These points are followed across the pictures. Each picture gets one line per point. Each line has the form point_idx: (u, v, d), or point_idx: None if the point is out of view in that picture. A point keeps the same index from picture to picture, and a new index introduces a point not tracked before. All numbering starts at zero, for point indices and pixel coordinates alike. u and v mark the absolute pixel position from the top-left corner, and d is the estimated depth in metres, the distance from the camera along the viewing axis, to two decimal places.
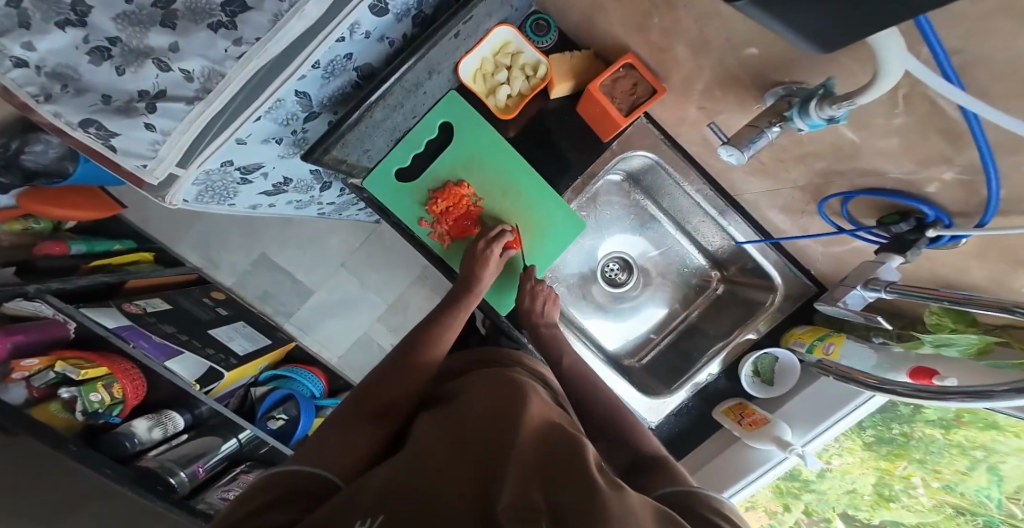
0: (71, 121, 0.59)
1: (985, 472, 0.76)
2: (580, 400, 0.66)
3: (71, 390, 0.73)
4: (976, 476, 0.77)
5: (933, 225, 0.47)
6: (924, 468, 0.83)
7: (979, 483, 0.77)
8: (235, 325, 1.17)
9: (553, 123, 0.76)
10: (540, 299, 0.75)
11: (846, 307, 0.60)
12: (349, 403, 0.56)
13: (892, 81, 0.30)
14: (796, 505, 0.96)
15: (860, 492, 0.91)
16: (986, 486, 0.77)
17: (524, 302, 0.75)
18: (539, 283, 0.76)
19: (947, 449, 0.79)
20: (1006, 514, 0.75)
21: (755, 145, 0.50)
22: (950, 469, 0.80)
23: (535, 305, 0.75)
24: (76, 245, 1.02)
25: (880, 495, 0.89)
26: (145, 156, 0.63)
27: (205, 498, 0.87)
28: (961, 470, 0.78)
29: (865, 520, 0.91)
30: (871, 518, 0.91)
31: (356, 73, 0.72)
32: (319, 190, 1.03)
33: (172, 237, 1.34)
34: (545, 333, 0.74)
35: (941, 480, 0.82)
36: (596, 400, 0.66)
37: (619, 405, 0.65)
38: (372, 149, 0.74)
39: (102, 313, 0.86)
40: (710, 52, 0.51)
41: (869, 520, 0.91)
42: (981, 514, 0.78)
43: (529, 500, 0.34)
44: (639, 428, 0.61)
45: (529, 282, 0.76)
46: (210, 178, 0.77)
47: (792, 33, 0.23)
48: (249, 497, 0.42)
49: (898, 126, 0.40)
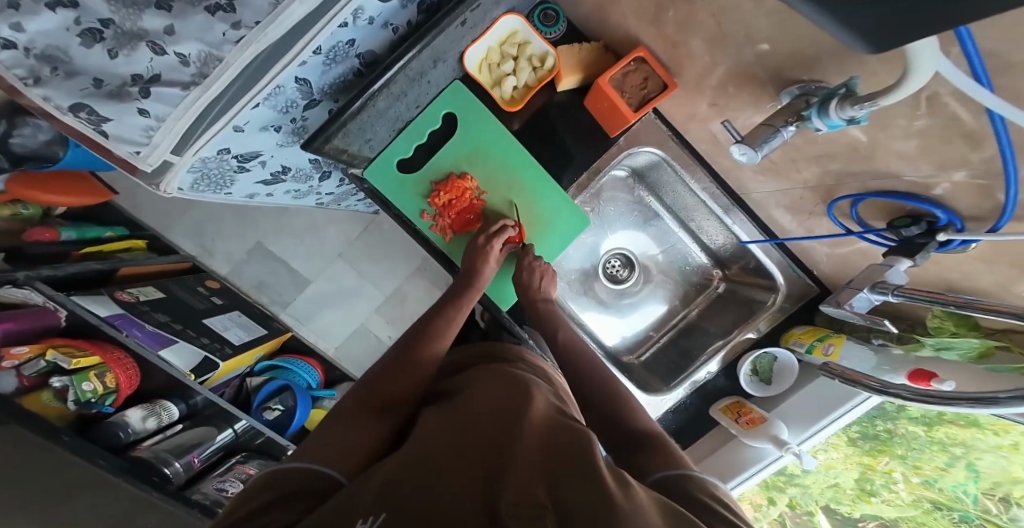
0: (62, 105, 0.57)
1: (963, 469, 0.77)
2: (574, 381, 0.64)
3: (63, 380, 0.71)
4: (954, 473, 0.78)
5: (944, 229, 0.47)
6: (905, 463, 0.84)
7: (957, 479, 0.79)
8: (231, 314, 1.16)
9: (560, 116, 0.74)
10: (536, 274, 0.74)
11: (850, 310, 0.60)
12: (351, 398, 0.56)
13: (921, 82, 0.29)
14: (781, 498, 0.97)
15: (842, 486, 0.92)
16: (963, 482, 0.78)
17: (522, 278, 0.74)
18: (536, 260, 0.75)
19: (928, 446, 0.81)
20: (981, 510, 0.76)
21: (770, 145, 0.49)
22: (931, 465, 0.81)
23: (533, 280, 0.74)
24: (66, 232, 1.00)
25: (862, 490, 0.90)
26: (138, 142, 0.61)
27: (201, 489, 0.87)
28: (941, 467, 0.80)
29: (846, 513, 0.93)
30: (852, 511, 0.92)
31: (358, 60, 0.70)
32: (318, 179, 1.01)
33: (165, 224, 1.32)
34: (542, 307, 0.73)
35: (922, 476, 0.83)
36: (588, 381, 0.64)
37: (614, 384, 0.63)
38: (374, 139, 0.73)
39: (94, 301, 0.85)
40: (727, 47, 0.50)
41: (850, 514, 0.93)
42: (958, 509, 0.79)
43: (534, 498, 0.33)
44: (634, 404, 0.60)
45: (527, 259, 0.75)
46: (206, 165, 0.75)
47: (833, 27, 0.22)
48: (250, 496, 0.42)
49: (919, 128, 0.39)
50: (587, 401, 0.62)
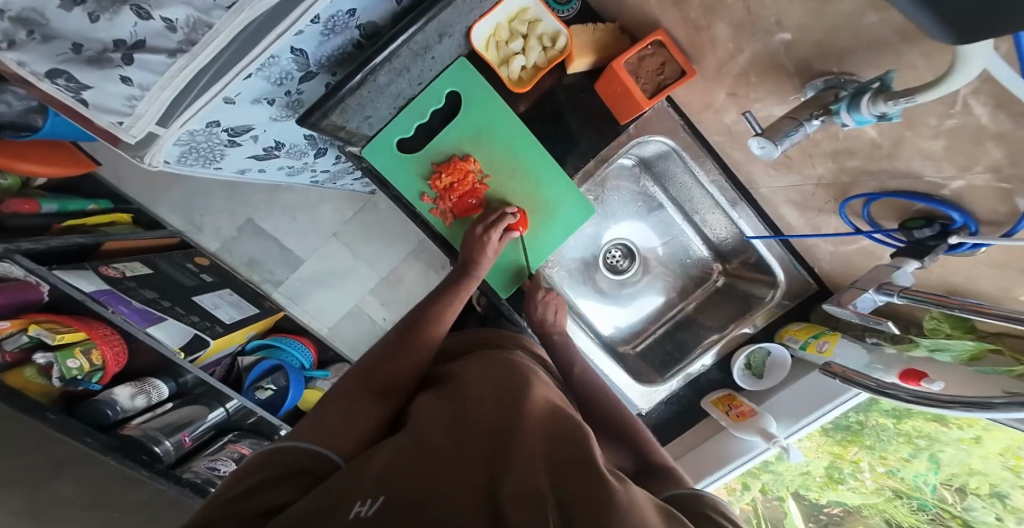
0: (37, 71, 0.52)
1: (925, 460, 0.81)
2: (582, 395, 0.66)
3: (47, 357, 0.69)
4: (916, 464, 0.83)
5: (957, 232, 0.46)
6: (872, 454, 0.88)
7: (918, 470, 0.83)
8: (221, 292, 1.13)
9: (568, 100, 0.71)
10: (551, 309, 0.76)
11: (852, 309, 0.58)
12: (350, 379, 0.55)
13: (967, 80, 0.27)
14: (754, 484, 0.98)
15: (812, 474, 0.94)
16: (925, 473, 0.82)
17: (536, 311, 0.76)
18: (548, 293, 0.77)
19: (896, 437, 0.84)
20: (938, 499, 0.81)
21: (790, 139, 0.47)
22: (896, 456, 0.85)
23: (547, 315, 0.75)
24: (47, 204, 0.95)
25: (830, 477, 0.93)
26: (120, 112, 0.57)
27: (193, 467, 0.87)
28: (905, 457, 0.84)
29: (814, 498, 0.96)
30: (819, 497, 0.95)
31: (359, 31, 0.66)
32: (313, 156, 0.97)
33: (150, 196, 1.26)
34: (558, 341, 0.75)
35: (887, 465, 0.87)
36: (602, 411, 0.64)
37: (620, 410, 0.65)
38: (374, 116, 0.68)
39: (77, 275, 0.81)
40: (754, 33, 0.48)
41: (817, 499, 0.96)
42: (917, 498, 0.84)
43: (535, 488, 0.33)
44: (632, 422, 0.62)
45: (538, 292, 0.77)
46: (194, 138, 0.71)
47: (919, 9, 0.20)
48: (245, 475, 0.41)
49: (949, 127, 0.38)
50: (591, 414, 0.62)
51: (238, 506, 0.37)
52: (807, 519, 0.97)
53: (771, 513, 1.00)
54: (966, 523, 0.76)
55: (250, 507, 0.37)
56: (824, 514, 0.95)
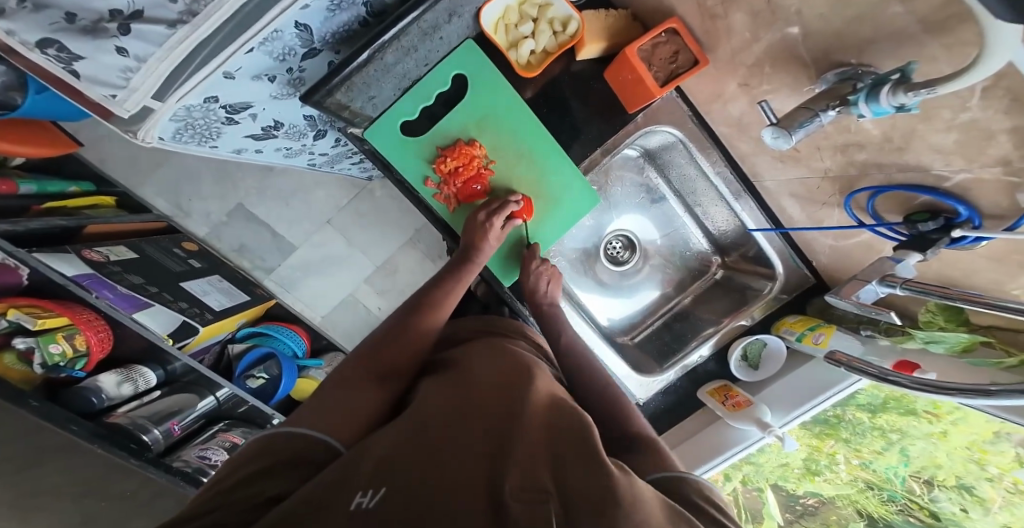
0: (27, 40, 0.50)
1: (896, 453, 0.84)
2: (578, 375, 0.64)
3: (28, 341, 0.66)
4: (888, 456, 0.85)
5: (961, 225, 0.47)
6: (847, 446, 0.90)
7: (890, 462, 0.85)
8: (211, 278, 1.10)
9: (577, 87, 0.70)
10: (543, 278, 0.72)
11: (854, 301, 0.60)
12: (349, 363, 0.53)
13: (989, 74, 0.27)
14: (735, 475, 1.01)
15: (791, 466, 0.96)
16: (895, 465, 0.85)
17: (528, 282, 0.72)
18: (543, 263, 0.73)
19: (869, 431, 0.87)
20: (906, 490, 0.85)
21: (805, 129, 0.46)
22: (869, 449, 0.88)
23: (540, 284, 0.72)
24: (26, 185, 0.90)
25: (807, 469, 0.95)
26: (115, 85, 0.54)
27: (182, 456, 0.86)
28: (878, 450, 0.86)
29: (791, 489, 0.99)
30: (796, 488, 0.98)
31: (366, 8, 0.64)
32: (312, 138, 0.94)
33: (136, 180, 1.22)
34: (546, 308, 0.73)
35: (860, 458, 0.89)
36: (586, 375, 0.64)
37: (609, 387, 0.62)
38: (378, 97, 0.67)
39: (57, 258, 0.76)
40: (772, 22, 0.48)
41: (794, 490, 0.98)
42: (887, 489, 0.87)
43: (536, 482, 0.32)
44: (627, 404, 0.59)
45: (533, 262, 0.73)
46: (191, 114, 0.69)
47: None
48: (241, 463, 0.39)
49: (963, 121, 0.38)
50: (588, 401, 0.60)
51: (235, 494, 0.36)
52: (784, 509, 1.00)
53: (751, 503, 1.02)
54: (932, 513, 0.81)
55: (246, 499, 0.36)
56: (800, 504, 0.98)
